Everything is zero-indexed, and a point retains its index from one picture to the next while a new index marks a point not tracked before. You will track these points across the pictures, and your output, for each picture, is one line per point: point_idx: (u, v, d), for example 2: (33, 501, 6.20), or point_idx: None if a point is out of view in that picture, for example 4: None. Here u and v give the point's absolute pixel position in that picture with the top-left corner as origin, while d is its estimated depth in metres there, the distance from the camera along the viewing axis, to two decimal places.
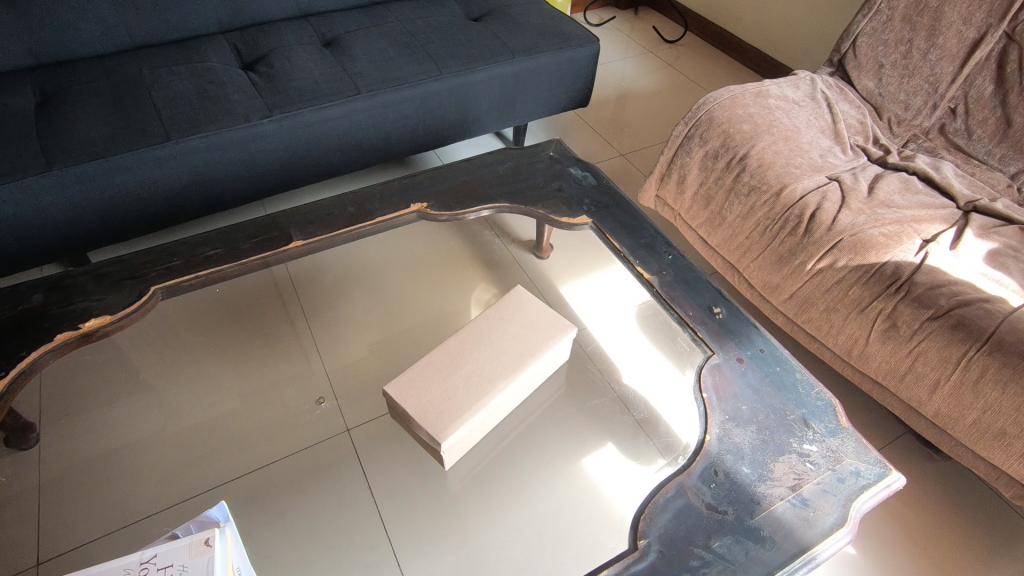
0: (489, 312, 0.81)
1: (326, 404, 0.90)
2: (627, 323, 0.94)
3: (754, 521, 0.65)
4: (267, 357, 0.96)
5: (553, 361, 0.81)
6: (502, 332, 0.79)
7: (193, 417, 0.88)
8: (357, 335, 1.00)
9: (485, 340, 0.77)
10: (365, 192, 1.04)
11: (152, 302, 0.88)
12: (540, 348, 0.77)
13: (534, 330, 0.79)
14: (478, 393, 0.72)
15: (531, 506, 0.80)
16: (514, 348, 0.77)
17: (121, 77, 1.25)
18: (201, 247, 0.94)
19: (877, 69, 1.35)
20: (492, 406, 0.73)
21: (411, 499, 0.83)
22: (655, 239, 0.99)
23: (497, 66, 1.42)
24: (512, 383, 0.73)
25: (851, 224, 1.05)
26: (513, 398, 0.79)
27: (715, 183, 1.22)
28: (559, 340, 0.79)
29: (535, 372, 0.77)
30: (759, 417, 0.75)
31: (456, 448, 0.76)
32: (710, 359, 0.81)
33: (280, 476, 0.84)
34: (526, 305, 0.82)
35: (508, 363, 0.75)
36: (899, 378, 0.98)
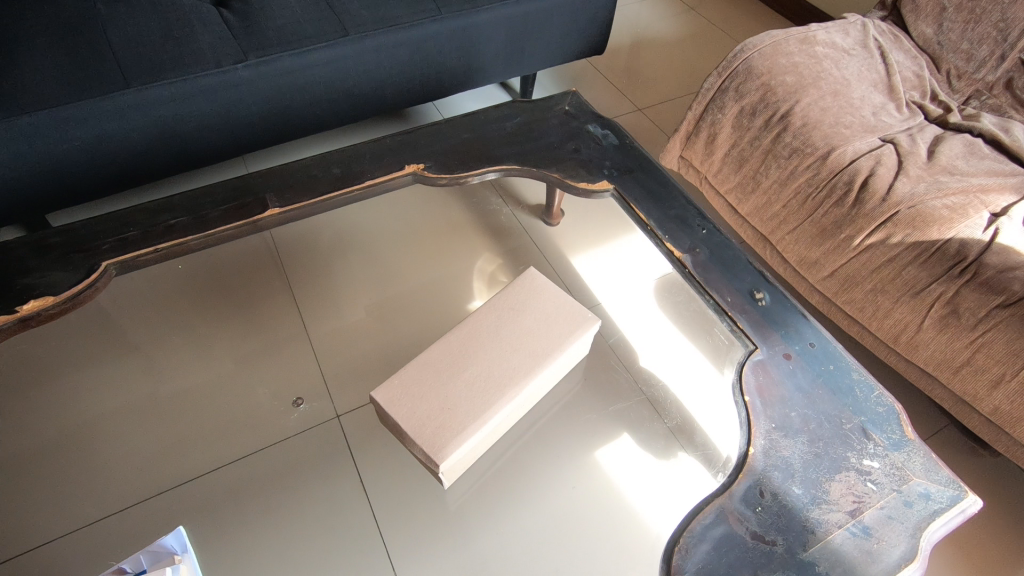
0: (496, 300, 0.70)
1: (306, 403, 0.77)
2: (654, 307, 0.83)
3: (808, 555, 0.55)
4: (240, 340, 0.83)
5: (573, 357, 0.70)
6: (513, 326, 0.68)
7: (146, 407, 0.76)
8: (342, 317, 0.86)
9: (493, 336, 0.67)
10: (352, 151, 0.90)
11: (104, 279, 0.76)
12: (557, 347, 0.67)
13: (549, 324, 0.68)
14: (483, 401, 0.62)
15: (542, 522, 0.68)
16: (525, 348, 0.66)
17: (73, 12, 1.08)
18: (162, 215, 0.81)
19: (938, 13, 1.19)
20: (503, 416, 0.63)
21: (406, 507, 0.71)
22: (686, 210, 0.86)
23: (505, 5, 1.25)
24: (524, 390, 0.63)
25: (910, 193, 0.92)
26: (530, 399, 0.69)
27: (750, 144, 1.08)
28: (579, 336, 0.68)
29: (551, 375, 0.67)
30: (811, 427, 0.64)
31: (451, 471, 0.67)
32: (752, 356, 0.70)
33: (244, 479, 0.72)
34: (540, 293, 0.71)
35: (519, 366, 0.65)
36: (956, 372, 0.88)
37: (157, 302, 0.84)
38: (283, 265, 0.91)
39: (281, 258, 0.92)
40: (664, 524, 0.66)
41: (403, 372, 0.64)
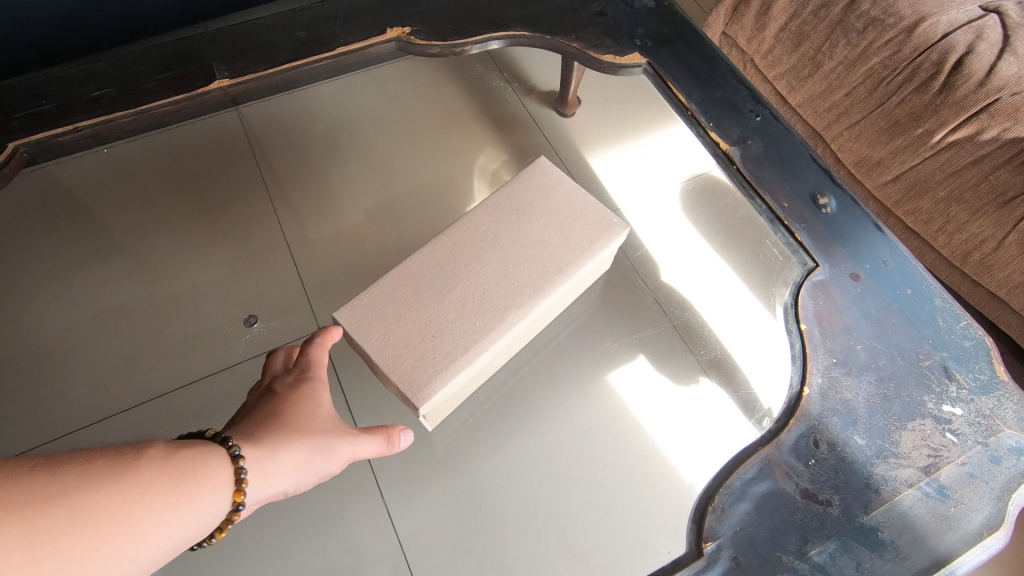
0: (499, 199, 0.57)
1: (260, 322, 0.66)
2: (686, 215, 0.69)
3: (869, 519, 0.46)
4: (183, 243, 0.69)
5: (590, 275, 0.58)
6: (519, 231, 0.55)
7: (74, 325, 0.64)
8: (320, 220, 0.72)
9: (492, 245, 0.54)
10: (319, 8, 0.71)
11: (15, 163, 0.61)
12: (574, 261, 0.54)
13: (564, 230, 0.55)
14: (476, 325, 0.50)
15: (552, 471, 0.57)
16: (533, 260, 0.54)
17: None
18: (82, 85, 0.64)
19: None
20: (502, 346, 0.52)
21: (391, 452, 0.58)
22: (737, 92, 0.68)
23: None
24: (528, 317, 0.52)
25: (1017, 76, 0.73)
26: (536, 324, 0.58)
27: (815, 15, 0.88)
28: (602, 247, 0.55)
29: (563, 295, 0.55)
30: (881, 364, 0.52)
31: (436, 414, 0.56)
32: (811, 275, 0.57)
33: (180, 409, 0.61)
34: (554, 191, 0.57)
35: (523, 284, 0.52)
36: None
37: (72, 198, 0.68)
38: (259, 154, 0.75)
39: (251, 144, 0.75)
40: (699, 473, 0.55)
41: (379, 291, 0.52)
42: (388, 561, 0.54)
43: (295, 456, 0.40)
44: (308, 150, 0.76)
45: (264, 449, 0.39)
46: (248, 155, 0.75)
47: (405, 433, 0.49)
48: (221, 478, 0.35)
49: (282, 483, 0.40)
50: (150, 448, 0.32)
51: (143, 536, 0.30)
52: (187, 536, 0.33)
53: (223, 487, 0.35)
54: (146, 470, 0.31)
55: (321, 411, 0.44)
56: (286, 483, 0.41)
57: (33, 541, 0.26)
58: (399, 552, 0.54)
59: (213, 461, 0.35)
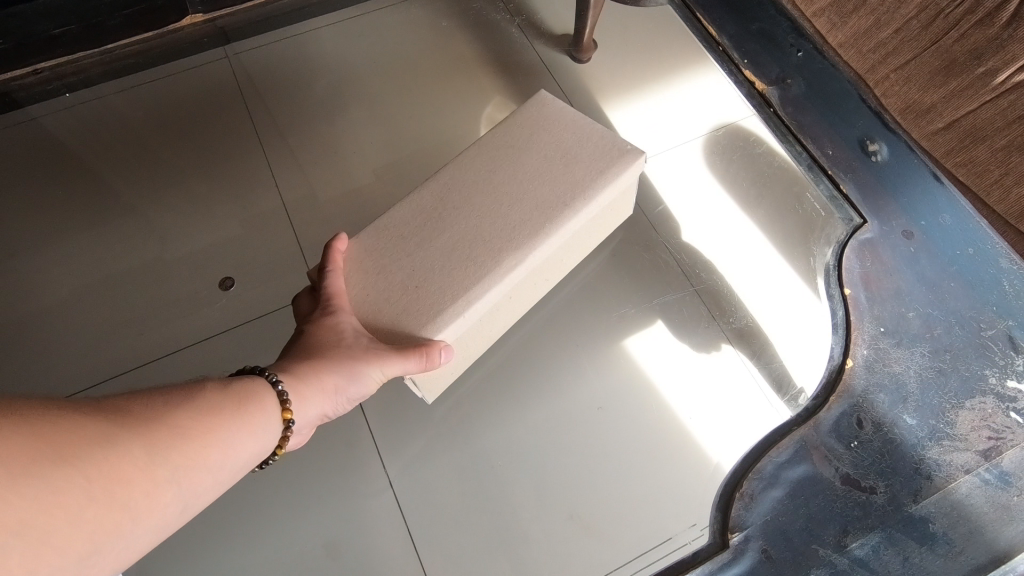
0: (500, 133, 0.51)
1: (239, 284, 0.59)
2: (711, 170, 0.60)
3: (918, 509, 0.40)
4: (154, 191, 0.61)
5: (603, 215, 0.51)
6: (519, 169, 0.48)
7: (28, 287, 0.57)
8: (326, 174, 0.64)
9: (492, 194, 0.48)
10: None
11: None
12: (582, 195, 0.47)
13: (567, 162, 0.48)
14: (465, 274, 0.44)
15: (568, 456, 0.52)
16: (534, 199, 0.47)
17: None
18: None
19: None
20: (499, 297, 0.45)
21: (399, 434, 0.54)
22: (776, 24, 0.60)
23: None
24: (529, 262, 0.45)
25: None
26: (543, 278, 0.51)
27: None
28: (620, 175, 0.48)
29: (569, 238, 0.48)
30: (936, 334, 0.46)
31: (431, 385, 0.49)
32: (857, 235, 0.51)
33: (146, 375, 0.54)
34: (556, 122, 0.50)
35: (520, 225, 0.46)
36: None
37: (38, 140, 0.61)
38: (247, 92, 0.66)
39: (241, 88, 0.66)
40: (728, 452, 0.50)
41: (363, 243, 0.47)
42: (393, 550, 0.49)
43: (330, 382, 0.40)
44: (298, 96, 0.67)
45: (295, 377, 0.39)
46: (232, 94, 0.66)
47: (442, 348, 0.42)
48: (267, 399, 0.35)
49: (323, 407, 0.41)
50: (206, 379, 0.33)
51: (230, 450, 0.31)
52: (254, 454, 0.34)
53: (276, 413, 0.36)
54: (212, 395, 0.32)
55: (349, 335, 0.42)
56: (323, 407, 0.41)
57: (150, 448, 0.27)
58: (401, 521, 0.50)
59: (260, 388, 0.35)
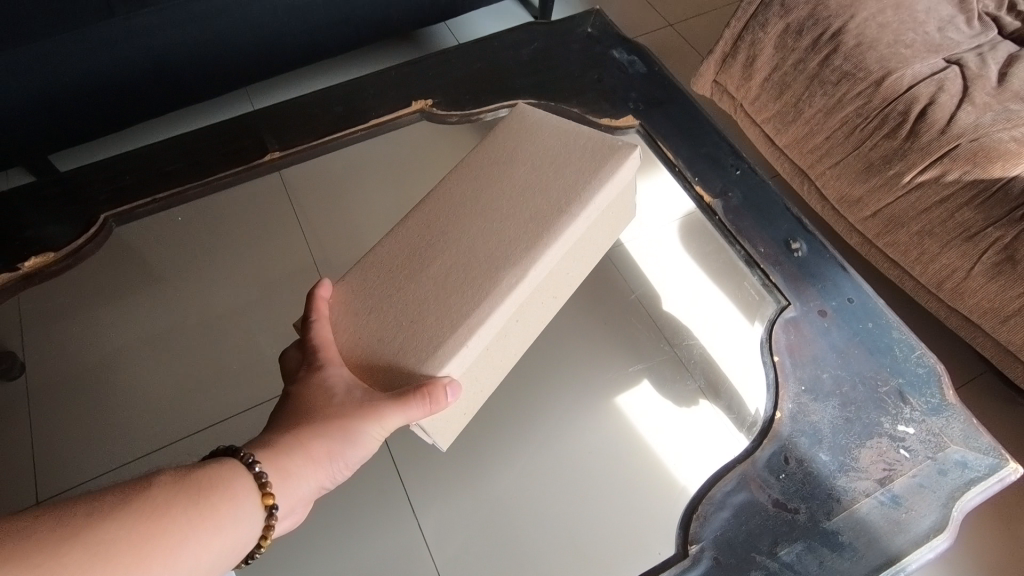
0: (479, 174, 0.65)
1: None
2: (688, 250, 0.76)
3: (831, 523, 0.54)
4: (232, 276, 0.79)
5: (605, 217, 0.65)
6: (501, 220, 0.60)
7: (157, 336, 0.74)
8: (344, 248, 0.81)
9: (476, 231, 0.60)
10: (354, 84, 0.83)
11: (105, 232, 0.73)
12: (577, 198, 0.61)
13: (531, 203, 0.61)
14: (461, 297, 0.56)
15: (565, 496, 0.66)
16: (510, 233, 0.59)
17: None
18: (157, 162, 0.76)
19: None
20: (499, 321, 0.56)
21: (434, 482, 0.67)
22: (719, 148, 0.77)
23: None
24: (519, 287, 0.56)
25: (973, 124, 0.82)
26: (548, 296, 0.64)
27: (794, 68, 0.97)
28: (617, 170, 0.62)
29: (555, 263, 0.60)
30: (844, 390, 0.60)
31: (443, 429, 0.60)
32: (783, 313, 0.65)
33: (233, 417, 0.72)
34: (534, 140, 0.66)
35: (502, 261, 0.57)
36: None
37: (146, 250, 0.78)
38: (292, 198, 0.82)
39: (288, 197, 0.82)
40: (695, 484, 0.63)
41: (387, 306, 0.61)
42: None
43: (321, 451, 0.48)
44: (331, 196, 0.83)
45: (284, 452, 0.46)
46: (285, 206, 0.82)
47: (449, 385, 0.51)
48: (241, 484, 0.43)
49: (316, 478, 0.48)
50: (160, 479, 0.39)
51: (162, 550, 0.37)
52: (206, 544, 0.39)
53: (234, 505, 0.42)
54: (153, 499, 0.38)
55: (341, 399, 0.51)
56: (314, 482, 0.48)
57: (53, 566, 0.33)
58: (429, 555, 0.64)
59: (214, 485, 0.41)
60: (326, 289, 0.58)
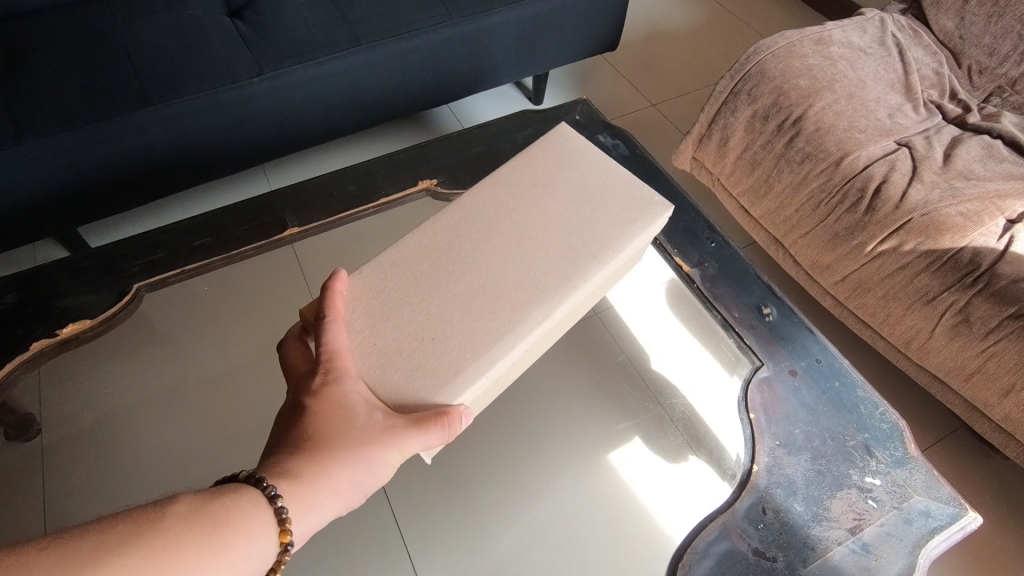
0: (501, 206, 0.67)
1: None
2: (675, 315, 0.83)
3: (807, 571, 0.58)
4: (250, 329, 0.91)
5: (629, 258, 0.68)
6: (521, 255, 0.62)
7: (186, 377, 0.85)
8: None
9: (494, 263, 0.61)
10: (367, 166, 0.92)
11: (136, 301, 0.80)
12: (608, 246, 0.63)
13: (552, 242, 0.63)
14: (480, 327, 0.57)
15: (554, 547, 0.70)
16: (530, 269, 0.61)
17: (93, 30, 1.11)
18: (187, 236, 0.83)
19: (959, 7, 1.17)
20: (517, 354, 0.57)
21: (432, 534, 0.71)
22: (696, 222, 0.85)
23: (516, 8, 1.26)
24: (541, 325, 0.57)
25: (924, 200, 0.91)
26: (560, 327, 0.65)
27: (763, 148, 1.07)
28: (649, 224, 0.66)
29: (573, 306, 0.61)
30: (815, 444, 0.66)
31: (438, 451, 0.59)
32: (758, 372, 0.71)
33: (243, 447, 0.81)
34: (565, 175, 0.69)
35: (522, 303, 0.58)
36: (986, 360, 0.85)
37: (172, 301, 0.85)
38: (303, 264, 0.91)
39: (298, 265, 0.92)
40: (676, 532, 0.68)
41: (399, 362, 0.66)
42: None
43: (342, 481, 0.45)
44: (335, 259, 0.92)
45: (306, 483, 0.44)
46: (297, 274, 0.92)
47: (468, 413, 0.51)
48: (258, 519, 0.41)
49: (334, 510, 0.45)
50: (179, 508, 0.38)
51: None
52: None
53: (260, 537, 0.41)
54: (172, 530, 0.37)
55: (363, 422, 0.48)
56: (328, 514, 0.45)
57: None
58: None
59: (243, 513, 0.40)
60: (340, 282, 0.56)
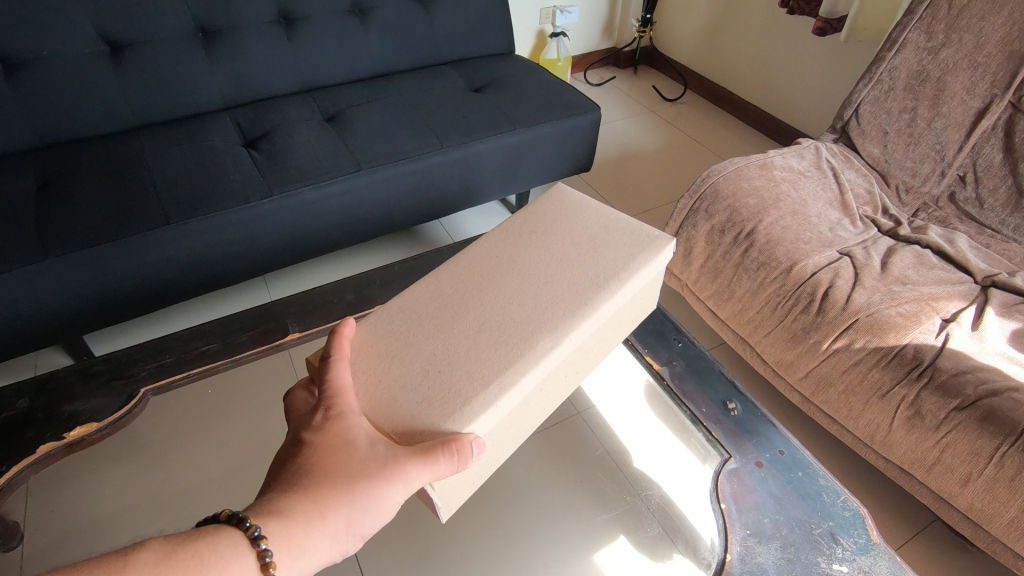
0: (508, 261, 0.73)
1: None
2: (652, 410, 0.90)
3: None
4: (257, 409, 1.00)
5: (637, 298, 0.72)
6: (530, 296, 0.67)
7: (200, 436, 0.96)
8: None
9: (500, 307, 0.66)
10: (365, 277, 1.01)
11: (142, 403, 0.84)
12: (614, 279, 0.68)
13: (559, 283, 0.68)
14: (493, 356, 0.60)
15: None
16: (539, 307, 0.65)
17: (123, 158, 1.25)
18: (195, 341, 0.90)
19: (881, 136, 1.35)
20: (531, 381, 0.59)
21: None
22: (665, 324, 0.93)
23: (499, 138, 1.43)
24: (552, 357, 0.60)
25: (866, 303, 1.01)
26: (572, 371, 0.67)
27: (722, 258, 1.18)
28: (653, 257, 0.71)
29: (585, 338, 0.64)
30: (784, 532, 0.70)
31: (449, 497, 0.58)
32: (726, 464, 0.76)
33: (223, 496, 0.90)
34: (568, 227, 0.77)
35: (533, 333, 0.62)
36: (942, 450, 0.90)
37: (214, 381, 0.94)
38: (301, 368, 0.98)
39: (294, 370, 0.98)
40: None
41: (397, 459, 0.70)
42: None
43: (339, 522, 0.47)
44: None
45: (298, 523, 0.46)
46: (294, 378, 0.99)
47: (476, 441, 0.52)
48: (239, 566, 0.43)
49: (327, 552, 0.47)
50: (149, 552, 0.41)
51: None
52: None
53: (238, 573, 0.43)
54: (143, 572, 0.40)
55: (363, 455, 0.50)
56: (325, 556, 0.47)
57: None
58: None
59: (221, 552, 0.43)
60: (349, 329, 0.62)
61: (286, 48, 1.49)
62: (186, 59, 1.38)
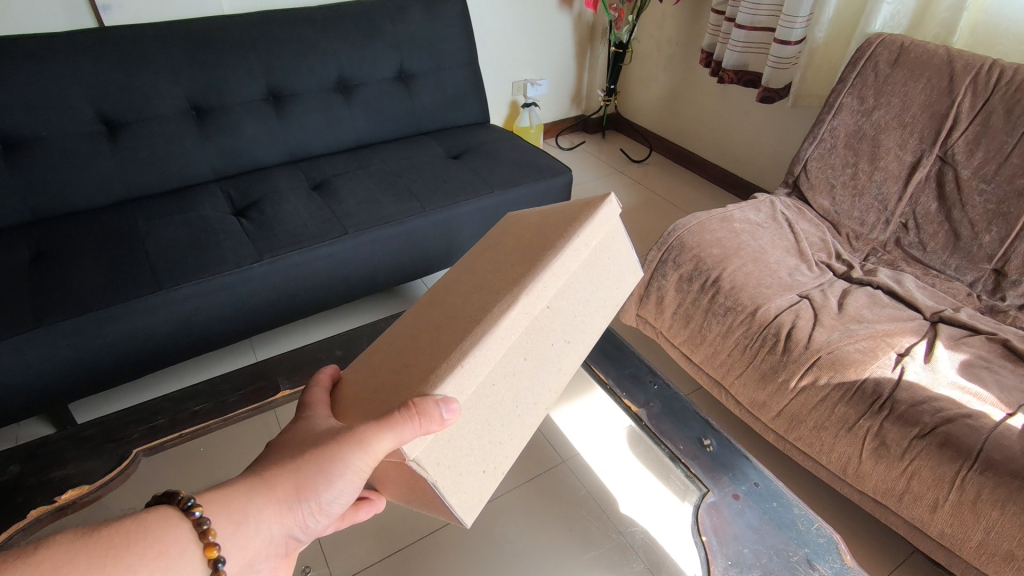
0: (478, 265, 0.75)
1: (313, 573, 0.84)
2: (633, 452, 0.94)
3: None
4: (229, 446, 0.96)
5: (598, 257, 0.70)
6: (494, 279, 0.68)
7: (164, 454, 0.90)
8: None
9: (465, 300, 0.67)
10: (353, 333, 1.06)
11: (132, 466, 0.85)
12: (561, 237, 0.68)
13: (518, 258, 0.69)
14: (455, 335, 0.61)
15: None
16: (499, 282, 0.66)
17: (116, 230, 1.29)
18: (187, 402, 0.92)
19: (829, 189, 1.47)
20: (496, 347, 0.59)
21: None
22: (640, 368, 0.99)
23: (478, 200, 1.52)
24: (512, 313, 0.60)
25: (827, 341, 1.09)
26: (558, 338, 0.66)
27: (692, 304, 1.26)
28: (595, 213, 0.69)
29: (548, 299, 0.64)
30: (763, 561, 0.73)
31: (455, 487, 0.56)
32: (705, 498, 0.80)
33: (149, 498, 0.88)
34: (525, 219, 0.78)
35: (490, 305, 0.63)
36: (909, 478, 0.95)
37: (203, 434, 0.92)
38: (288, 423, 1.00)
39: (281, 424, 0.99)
40: None
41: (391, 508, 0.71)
42: None
43: (286, 488, 0.51)
44: None
45: (242, 492, 0.50)
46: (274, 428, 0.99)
47: (442, 401, 0.52)
48: (173, 537, 0.45)
49: (273, 523, 0.50)
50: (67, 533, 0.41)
51: None
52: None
53: (172, 546, 0.44)
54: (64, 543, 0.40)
55: (316, 438, 0.55)
56: (274, 531, 0.50)
57: None
58: None
59: (164, 530, 0.45)
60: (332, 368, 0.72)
61: (275, 123, 1.59)
62: (181, 136, 1.46)
